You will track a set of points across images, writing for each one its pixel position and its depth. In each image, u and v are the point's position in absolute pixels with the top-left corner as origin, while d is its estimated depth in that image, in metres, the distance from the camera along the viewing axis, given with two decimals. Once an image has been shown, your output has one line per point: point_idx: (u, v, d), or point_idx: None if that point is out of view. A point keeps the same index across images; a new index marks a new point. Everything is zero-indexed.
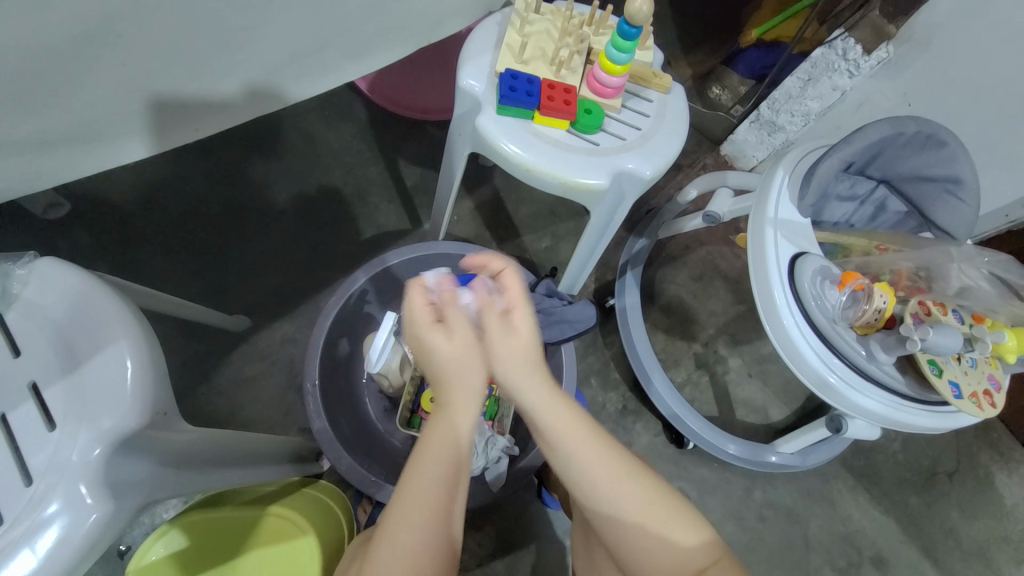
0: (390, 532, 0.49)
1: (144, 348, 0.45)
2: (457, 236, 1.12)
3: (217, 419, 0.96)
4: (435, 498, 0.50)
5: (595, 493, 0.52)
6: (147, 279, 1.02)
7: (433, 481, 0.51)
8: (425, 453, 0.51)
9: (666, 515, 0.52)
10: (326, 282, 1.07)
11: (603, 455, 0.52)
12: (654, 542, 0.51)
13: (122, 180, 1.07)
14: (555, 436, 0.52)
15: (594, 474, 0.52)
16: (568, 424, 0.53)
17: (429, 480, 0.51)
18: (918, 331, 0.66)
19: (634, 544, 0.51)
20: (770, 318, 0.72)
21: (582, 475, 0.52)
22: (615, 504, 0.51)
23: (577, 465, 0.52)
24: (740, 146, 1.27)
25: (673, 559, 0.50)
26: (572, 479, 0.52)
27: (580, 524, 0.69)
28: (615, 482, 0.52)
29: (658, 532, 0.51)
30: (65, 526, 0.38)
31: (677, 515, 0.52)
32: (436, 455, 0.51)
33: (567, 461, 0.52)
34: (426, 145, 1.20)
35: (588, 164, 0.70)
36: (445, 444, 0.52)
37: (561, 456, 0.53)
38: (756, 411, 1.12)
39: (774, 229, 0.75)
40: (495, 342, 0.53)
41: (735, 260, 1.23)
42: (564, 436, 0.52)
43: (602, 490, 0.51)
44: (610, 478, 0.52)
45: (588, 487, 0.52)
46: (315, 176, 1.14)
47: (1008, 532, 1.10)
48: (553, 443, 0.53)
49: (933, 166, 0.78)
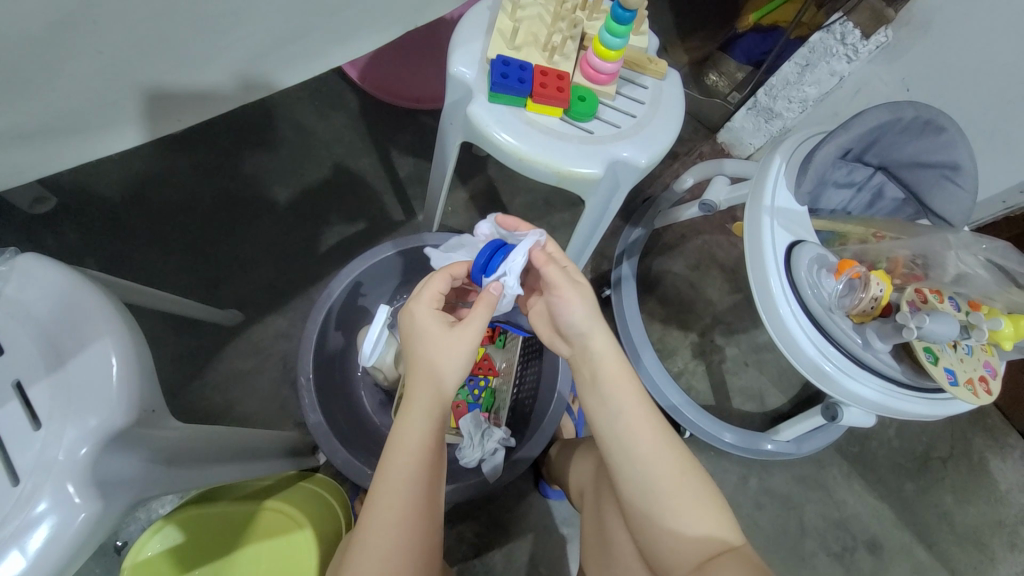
0: (372, 524, 0.51)
1: (131, 345, 0.45)
2: (451, 227, 1.11)
3: (211, 414, 0.95)
4: (417, 488, 0.52)
5: (633, 455, 0.54)
6: (137, 274, 1.00)
7: (415, 473, 0.52)
8: (404, 437, 0.54)
9: (693, 490, 0.53)
10: (320, 275, 1.06)
11: (645, 420, 0.56)
12: (680, 520, 0.51)
13: (108, 174, 1.05)
14: (607, 388, 0.57)
15: (636, 434, 0.55)
16: (620, 378, 0.57)
17: (415, 468, 0.53)
18: (914, 319, 0.65)
19: (658, 514, 0.52)
20: (765, 307, 0.72)
21: (627, 433, 0.55)
22: (650, 472, 0.53)
23: (625, 422, 0.55)
24: (737, 134, 1.26)
25: (690, 538, 0.51)
26: (615, 435, 0.55)
27: (593, 508, 0.66)
28: (654, 448, 0.54)
29: (684, 509, 0.52)
30: (59, 527, 0.38)
31: (700, 497, 0.52)
32: (415, 442, 0.54)
33: (613, 416, 0.56)
34: (420, 134, 1.18)
35: (582, 153, 0.69)
36: (422, 432, 0.54)
37: (609, 408, 0.56)
38: (752, 399, 1.12)
39: (770, 217, 0.74)
40: (563, 301, 0.59)
41: (731, 249, 1.23)
42: (616, 389, 0.57)
43: (639, 451, 0.54)
44: (653, 443, 0.54)
45: (626, 450, 0.54)
46: (307, 167, 1.12)
47: (1003, 517, 1.11)
48: (605, 394, 0.57)
49: (931, 152, 0.78)
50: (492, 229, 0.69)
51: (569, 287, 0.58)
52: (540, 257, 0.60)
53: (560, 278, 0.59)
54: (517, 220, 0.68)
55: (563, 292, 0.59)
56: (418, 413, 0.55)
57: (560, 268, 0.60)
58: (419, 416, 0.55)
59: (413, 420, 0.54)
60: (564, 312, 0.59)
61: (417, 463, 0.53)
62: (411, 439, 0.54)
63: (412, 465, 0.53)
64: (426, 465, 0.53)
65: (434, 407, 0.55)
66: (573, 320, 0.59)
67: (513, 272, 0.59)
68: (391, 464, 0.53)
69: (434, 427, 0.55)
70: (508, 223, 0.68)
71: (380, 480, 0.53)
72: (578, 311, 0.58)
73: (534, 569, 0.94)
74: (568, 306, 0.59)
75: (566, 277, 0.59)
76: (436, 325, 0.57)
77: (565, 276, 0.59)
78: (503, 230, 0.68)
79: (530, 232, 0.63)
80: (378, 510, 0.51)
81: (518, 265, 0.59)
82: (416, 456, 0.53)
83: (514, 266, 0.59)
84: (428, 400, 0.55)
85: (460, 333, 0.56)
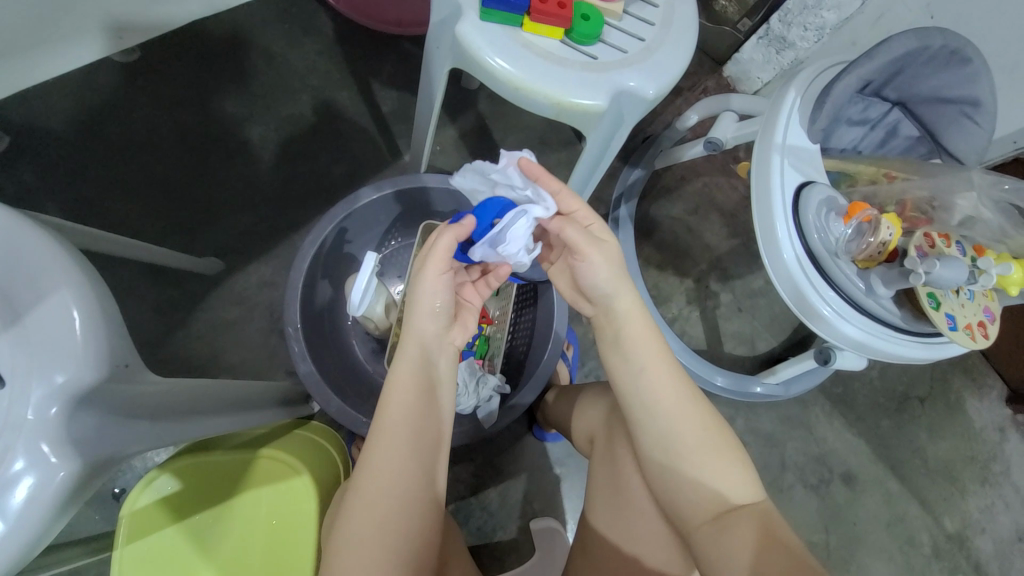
0: (367, 474, 0.50)
1: (93, 296, 0.41)
2: (440, 168, 1.04)
3: (196, 365, 0.92)
4: (409, 436, 0.51)
5: (655, 410, 0.54)
6: (104, 219, 0.94)
7: (407, 421, 0.52)
8: (394, 388, 0.53)
9: (714, 447, 0.53)
10: (301, 221, 1.00)
11: (670, 378, 0.55)
12: (701, 474, 0.52)
13: (58, 108, 0.96)
14: (630, 345, 0.56)
15: (659, 389, 0.55)
16: (644, 336, 0.56)
17: (405, 418, 0.52)
18: (923, 265, 0.63)
19: (678, 465, 0.53)
20: (769, 252, 0.70)
21: (649, 388, 0.55)
22: (673, 427, 0.53)
23: (647, 379, 0.55)
24: (745, 67, 1.18)
25: (709, 491, 0.51)
26: (636, 390, 0.55)
27: (602, 457, 0.65)
28: (677, 404, 0.54)
29: (705, 462, 0.52)
30: (41, 487, 0.36)
31: (723, 452, 0.53)
32: (403, 393, 0.53)
33: (636, 372, 0.55)
34: (403, 64, 1.08)
35: (585, 81, 0.62)
36: (409, 383, 0.53)
37: (632, 366, 0.56)
38: (743, 343, 1.12)
39: (781, 156, 0.70)
40: (591, 261, 0.55)
41: (731, 192, 1.19)
42: (638, 347, 0.56)
43: (662, 406, 0.54)
44: (677, 399, 0.54)
45: (647, 404, 0.55)
46: (283, 102, 1.04)
47: (975, 453, 1.16)
48: (628, 352, 0.56)
49: (954, 87, 0.72)
50: (511, 170, 0.59)
51: (593, 244, 0.55)
52: (561, 223, 0.56)
53: (582, 239, 0.55)
54: (540, 168, 0.59)
55: (585, 253, 0.55)
56: (408, 365, 0.54)
57: (580, 230, 0.56)
58: (406, 367, 0.54)
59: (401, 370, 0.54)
60: (587, 275, 0.56)
61: (407, 413, 0.52)
62: (403, 392, 0.53)
63: (401, 415, 0.52)
64: (416, 413, 0.53)
65: (418, 357, 0.54)
66: (597, 283, 0.56)
67: (514, 241, 0.55)
68: (385, 420, 0.52)
69: (422, 378, 0.54)
70: (531, 171, 0.58)
71: (374, 433, 0.52)
72: (603, 272, 0.56)
73: (527, 506, 0.97)
74: (593, 270, 0.56)
75: (586, 237, 0.56)
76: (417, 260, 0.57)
77: (587, 236, 0.56)
78: (522, 176, 0.59)
79: (542, 196, 0.57)
80: (372, 466, 0.50)
81: (520, 235, 0.55)
82: (409, 411, 0.52)
83: (517, 232, 0.55)
84: (417, 353, 0.54)
85: (436, 278, 0.54)
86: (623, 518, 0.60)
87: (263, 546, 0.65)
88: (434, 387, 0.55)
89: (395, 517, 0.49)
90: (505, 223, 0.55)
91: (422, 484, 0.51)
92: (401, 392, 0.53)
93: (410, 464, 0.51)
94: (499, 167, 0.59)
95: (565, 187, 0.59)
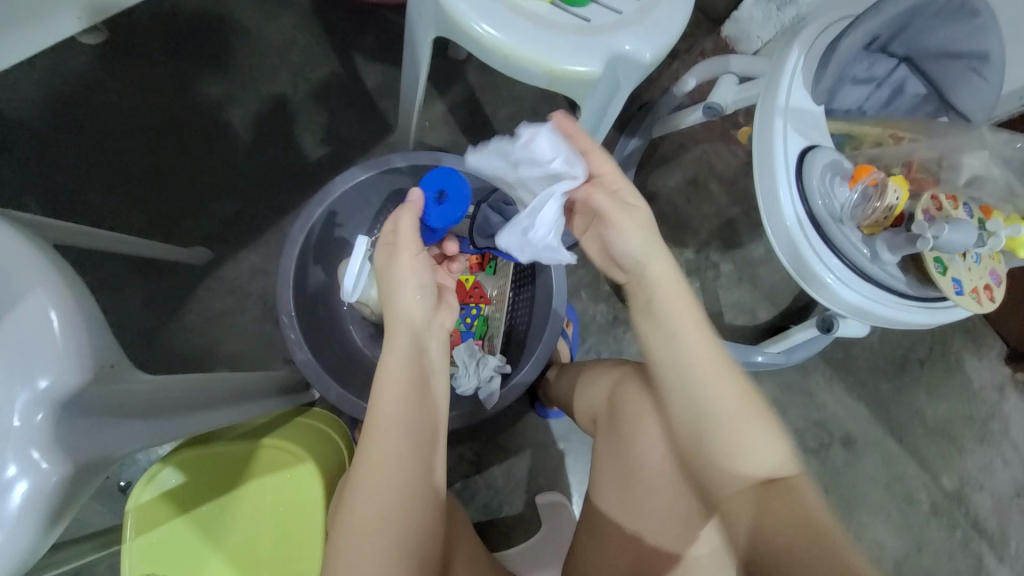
0: (364, 474, 0.49)
1: (70, 296, 0.39)
2: (430, 145, 1.00)
3: (192, 356, 0.91)
4: (404, 433, 0.51)
5: (690, 378, 0.53)
6: (84, 212, 0.91)
7: (400, 417, 0.51)
8: (385, 383, 0.52)
9: (750, 417, 0.52)
10: (289, 205, 0.97)
11: (705, 346, 0.54)
12: (739, 444, 0.51)
13: (27, 98, 0.92)
14: (667, 311, 0.55)
15: (694, 357, 0.54)
16: (679, 303, 0.55)
17: (398, 415, 0.51)
18: (932, 229, 0.62)
19: (714, 436, 0.52)
20: (772, 220, 0.68)
21: (685, 356, 0.54)
22: (710, 395, 0.53)
23: (684, 347, 0.54)
24: (743, 26, 1.12)
25: (746, 461, 0.51)
26: (671, 358, 0.54)
27: (609, 433, 0.65)
28: (714, 372, 0.53)
29: (741, 432, 0.51)
30: (35, 494, 0.35)
31: (760, 423, 0.52)
32: (394, 388, 0.52)
33: (672, 340, 0.55)
34: (386, 35, 1.03)
35: (579, 47, 0.59)
36: (400, 377, 0.52)
37: (669, 333, 0.55)
38: (744, 312, 1.11)
39: (784, 120, 0.67)
40: (622, 227, 0.56)
41: (730, 158, 1.15)
42: (675, 314, 0.55)
43: (699, 375, 0.53)
44: (713, 367, 0.53)
45: (683, 373, 0.54)
46: (261, 81, 0.99)
47: (972, 411, 1.17)
48: (663, 319, 0.55)
49: (961, 41, 0.68)
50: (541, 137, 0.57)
51: (619, 208, 0.56)
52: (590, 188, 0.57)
53: (611, 204, 0.56)
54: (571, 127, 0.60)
55: (615, 220, 0.56)
56: (397, 358, 0.53)
57: (609, 194, 0.57)
58: (396, 361, 0.53)
59: (391, 366, 0.53)
60: (617, 243, 0.57)
61: (400, 408, 0.51)
62: (394, 385, 0.52)
63: (395, 411, 0.51)
64: (410, 410, 0.52)
65: (404, 350, 0.54)
66: (629, 250, 0.56)
67: (545, 223, 0.56)
68: (379, 415, 0.51)
69: (413, 370, 0.53)
70: (564, 131, 0.59)
71: (369, 431, 0.51)
72: (635, 237, 0.56)
73: (533, 481, 0.98)
74: (622, 236, 0.56)
75: (615, 203, 0.57)
76: (382, 257, 0.58)
77: (615, 201, 0.57)
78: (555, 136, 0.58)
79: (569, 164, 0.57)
80: (368, 461, 0.49)
81: (551, 216, 0.56)
82: (401, 403, 0.51)
83: (550, 211, 0.56)
84: (406, 344, 0.54)
85: (411, 264, 0.56)
86: (637, 496, 0.59)
87: (272, 533, 0.66)
88: (426, 379, 0.54)
89: (396, 518, 0.48)
90: (541, 203, 0.56)
91: (420, 484, 0.50)
92: (393, 388, 0.52)
93: (409, 464, 0.50)
94: (521, 144, 0.58)
95: (596, 148, 0.59)
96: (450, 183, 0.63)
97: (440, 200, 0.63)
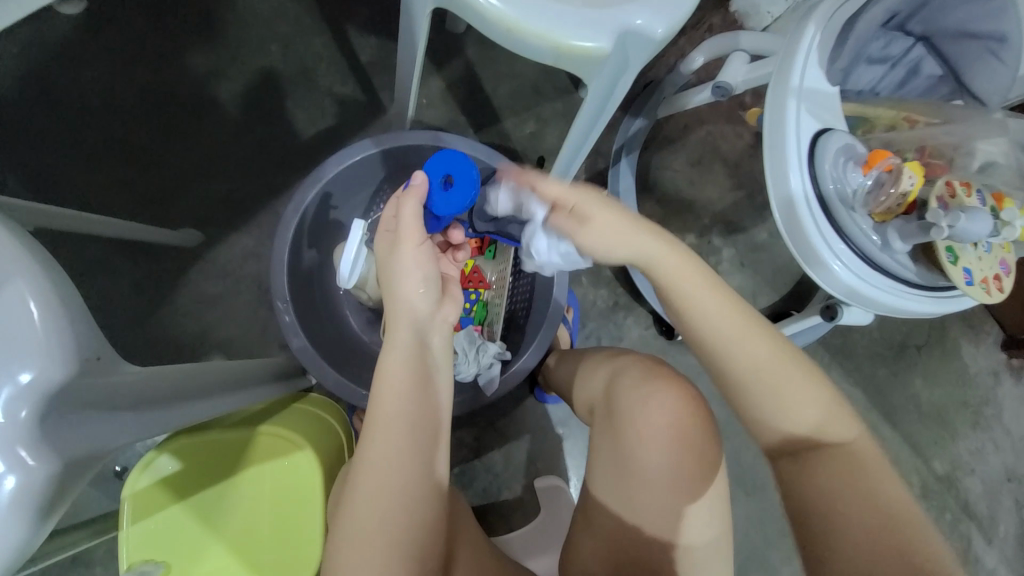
0: (364, 472, 0.48)
1: (49, 285, 0.37)
2: (427, 123, 0.97)
3: (186, 341, 0.89)
4: (405, 430, 0.49)
5: (729, 347, 0.53)
6: (68, 191, 0.87)
7: (402, 414, 0.50)
8: (385, 379, 0.51)
9: (793, 372, 0.53)
10: (282, 186, 0.93)
11: (737, 314, 0.54)
12: (789, 400, 0.52)
13: (5, 70, 0.88)
14: (691, 292, 0.55)
15: (731, 327, 0.53)
16: (700, 280, 0.55)
17: (400, 412, 0.50)
18: (947, 218, 0.61)
19: (764, 397, 0.53)
20: (782, 206, 0.65)
21: (722, 327, 0.53)
22: (750, 360, 0.53)
23: (718, 318, 0.54)
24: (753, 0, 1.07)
25: (799, 414, 0.52)
26: (712, 330, 0.54)
27: (603, 424, 0.65)
28: (752, 337, 0.53)
29: (789, 388, 0.52)
30: (22, 492, 0.34)
31: (803, 376, 0.53)
32: (395, 384, 0.51)
33: (703, 315, 0.54)
34: (380, 6, 0.98)
35: (586, 21, 0.56)
36: (400, 373, 0.51)
37: (700, 310, 0.54)
38: (746, 298, 1.10)
39: (797, 101, 0.64)
40: (587, 245, 0.57)
41: (736, 140, 1.12)
42: (700, 291, 0.54)
43: (739, 341, 0.53)
44: (748, 330, 0.53)
45: (721, 344, 0.53)
46: (250, 54, 0.94)
47: (967, 397, 1.18)
48: (687, 300, 0.55)
49: (981, 19, 0.65)
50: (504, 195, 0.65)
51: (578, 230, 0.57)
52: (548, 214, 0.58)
53: (569, 227, 0.57)
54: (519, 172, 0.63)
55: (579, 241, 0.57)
56: (397, 353, 0.52)
57: (565, 217, 0.58)
58: (398, 355, 0.52)
59: (390, 362, 0.51)
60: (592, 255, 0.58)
61: (401, 404, 0.50)
62: (394, 381, 0.51)
63: (396, 407, 0.50)
64: (411, 407, 0.50)
65: (404, 344, 0.53)
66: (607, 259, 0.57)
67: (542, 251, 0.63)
68: (379, 412, 0.50)
69: (415, 365, 0.52)
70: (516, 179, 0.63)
71: (370, 428, 0.50)
72: (605, 249, 0.57)
73: (531, 465, 0.99)
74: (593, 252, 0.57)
75: (572, 225, 0.57)
76: (383, 246, 0.58)
77: (573, 223, 0.57)
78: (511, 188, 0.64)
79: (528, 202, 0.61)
80: (369, 458, 0.48)
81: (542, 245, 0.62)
82: (402, 400, 0.50)
83: (540, 245, 0.62)
84: (407, 338, 0.53)
85: (412, 254, 0.55)
86: (636, 489, 0.59)
87: (271, 519, 0.66)
88: (429, 375, 0.53)
89: (399, 516, 0.47)
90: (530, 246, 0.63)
91: (422, 482, 0.49)
92: (393, 384, 0.51)
93: (412, 461, 0.49)
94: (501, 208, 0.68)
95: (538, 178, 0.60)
96: (455, 169, 0.60)
97: (446, 185, 0.60)
